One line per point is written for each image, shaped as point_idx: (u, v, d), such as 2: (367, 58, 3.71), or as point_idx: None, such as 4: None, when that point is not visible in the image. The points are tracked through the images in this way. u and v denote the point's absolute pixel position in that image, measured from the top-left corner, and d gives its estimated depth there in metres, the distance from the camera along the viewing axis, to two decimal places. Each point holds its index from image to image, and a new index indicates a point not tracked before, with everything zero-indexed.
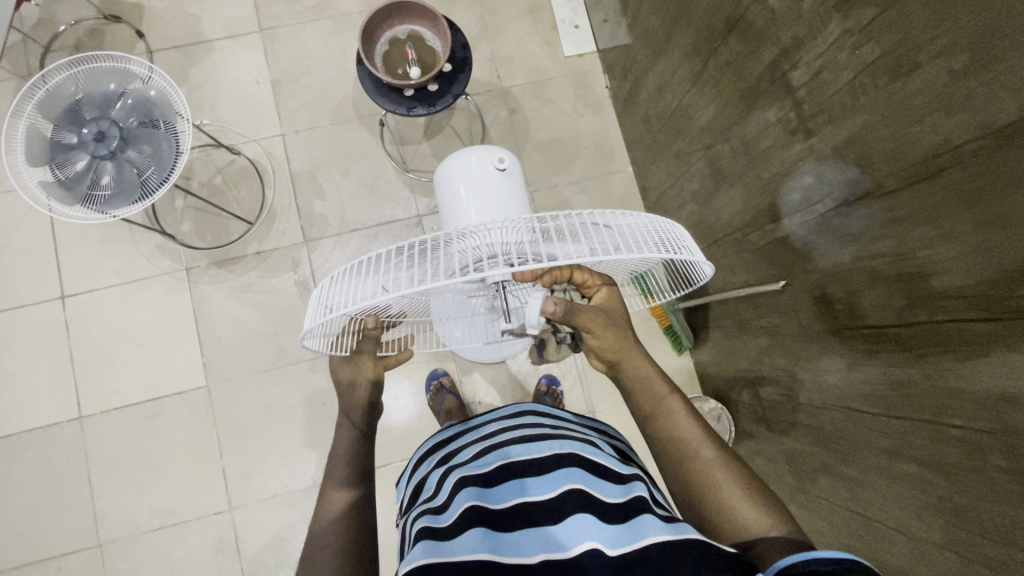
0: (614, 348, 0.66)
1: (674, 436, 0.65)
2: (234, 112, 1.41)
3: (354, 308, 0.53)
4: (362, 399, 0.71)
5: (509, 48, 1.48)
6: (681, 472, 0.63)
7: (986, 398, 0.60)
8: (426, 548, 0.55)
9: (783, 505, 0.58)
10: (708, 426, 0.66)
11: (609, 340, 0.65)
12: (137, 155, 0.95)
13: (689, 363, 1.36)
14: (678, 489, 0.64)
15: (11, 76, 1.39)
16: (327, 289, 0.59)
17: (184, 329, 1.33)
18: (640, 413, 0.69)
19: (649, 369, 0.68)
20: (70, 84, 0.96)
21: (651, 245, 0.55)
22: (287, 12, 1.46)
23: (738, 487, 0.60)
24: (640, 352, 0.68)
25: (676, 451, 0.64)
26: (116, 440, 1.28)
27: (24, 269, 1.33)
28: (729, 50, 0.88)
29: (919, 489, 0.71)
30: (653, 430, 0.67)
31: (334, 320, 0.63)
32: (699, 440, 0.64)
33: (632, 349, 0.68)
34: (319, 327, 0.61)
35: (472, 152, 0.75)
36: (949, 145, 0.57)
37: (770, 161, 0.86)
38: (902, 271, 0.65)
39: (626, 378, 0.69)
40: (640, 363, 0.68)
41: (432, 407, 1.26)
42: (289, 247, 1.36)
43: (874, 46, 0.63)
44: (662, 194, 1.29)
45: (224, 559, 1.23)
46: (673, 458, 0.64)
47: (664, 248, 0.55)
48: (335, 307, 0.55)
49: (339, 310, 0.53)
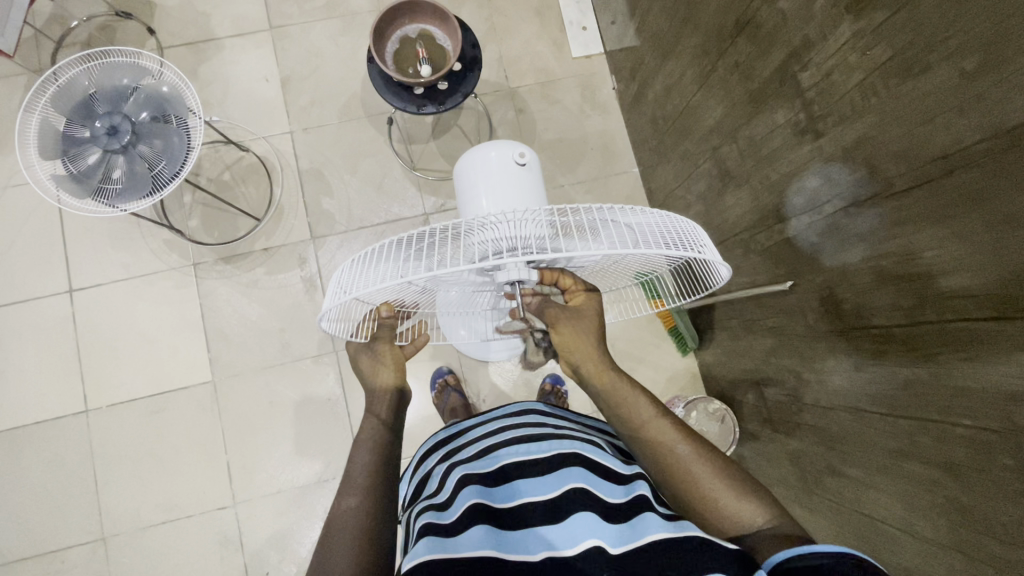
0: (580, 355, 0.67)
1: (650, 439, 0.64)
2: (243, 110, 1.42)
3: (370, 290, 0.54)
4: (387, 383, 0.71)
5: (518, 48, 1.49)
6: (663, 471, 0.62)
7: (993, 397, 0.60)
8: (429, 544, 0.55)
9: (770, 494, 0.58)
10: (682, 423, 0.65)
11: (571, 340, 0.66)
12: (148, 149, 0.96)
13: (694, 364, 1.36)
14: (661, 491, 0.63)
15: (22, 71, 1.40)
16: (344, 273, 0.60)
17: (190, 324, 1.33)
18: (613, 419, 0.68)
19: (612, 377, 0.67)
20: (84, 78, 0.96)
21: (668, 244, 0.55)
22: (297, 10, 1.47)
23: (724, 480, 0.59)
24: (602, 360, 0.68)
25: (653, 457, 0.63)
26: (121, 434, 1.28)
27: (32, 262, 1.33)
28: (738, 51, 0.89)
29: (926, 488, 0.71)
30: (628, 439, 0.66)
31: (351, 302, 0.64)
32: (675, 439, 0.63)
33: (593, 355, 0.68)
34: (336, 309, 0.62)
35: (492, 147, 0.76)
36: (959, 145, 0.57)
37: (778, 161, 0.86)
38: (911, 271, 0.66)
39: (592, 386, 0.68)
40: (603, 372, 0.68)
41: (437, 405, 1.26)
42: (296, 244, 1.37)
43: (885, 47, 0.63)
44: (670, 194, 1.29)
45: (227, 554, 1.23)
46: (653, 459, 0.63)
47: (681, 248, 0.55)
48: (352, 291, 0.56)
49: (356, 292, 0.54)
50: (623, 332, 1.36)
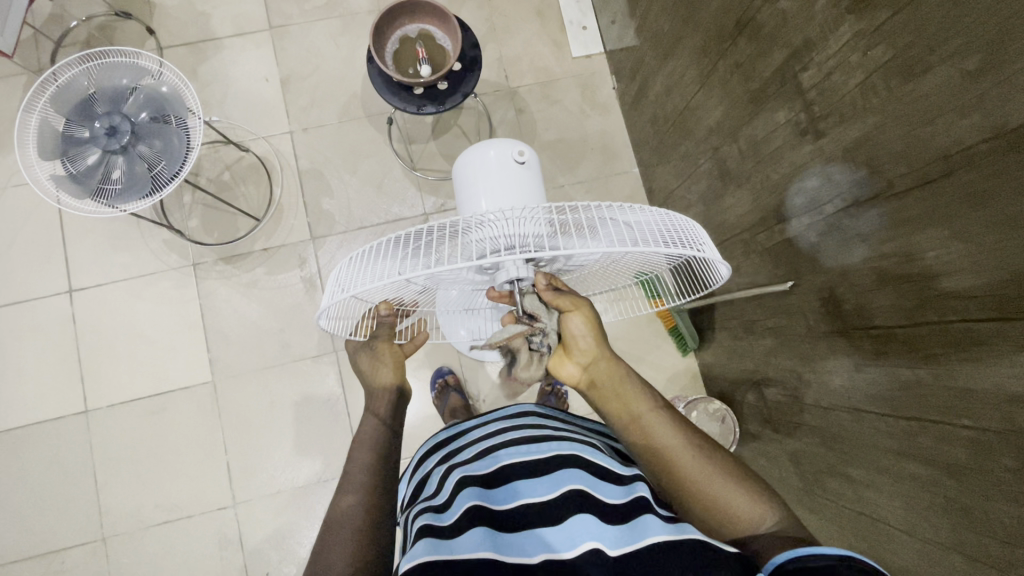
0: (594, 346, 0.66)
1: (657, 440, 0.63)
2: (243, 109, 1.42)
3: (369, 287, 0.54)
4: (387, 381, 0.72)
5: (518, 48, 1.49)
6: (668, 472, 0.61)
7: (994, 398, 0.60)
8: (427, 545, 0.55)
9: (774, 496, 0.58)
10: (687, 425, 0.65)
11: (589, 325, 0.65)
12: (148, 149, 0.96)
13: (694, 364, 1.36)
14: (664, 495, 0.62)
15: (22, 71, 1.40)
16: (342, 273, 0.60)
17: (190, 324, 1.33)
18: (617, 419, 0.67)
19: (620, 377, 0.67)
20: (83, 78, 0.96)
21: (667, 242, 0.55)
22: (296, 10, 1.47)
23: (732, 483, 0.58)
24: (610, 359, 0.67)
25: (658, 459, 0.62)
26: (121, 435, 1.28)
27: (32, 262, 1.33)
28: (739, 51, 0.89)
29: (927, 489, 0.71)
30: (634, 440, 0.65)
31: (350, 301, 0.64)
32: (682, 441, 0.62)
33: (601, 354, 0.67)
34: (335, 307, 0.62)
35: (492, 146, 0.75)
36: (961, 145, 0.57)
37: (779, 161, 0.86)
38: (912, 272, 0.66)
39: (599, 386, 0.68)
40: (611, 371, 0.67)
41: (437, 405, 1.26)
42: (295, 244, 1.37)
43: (886, 47, 0.63)
44: (670, 194, 1.29)
45: (227, 554, 1.23)
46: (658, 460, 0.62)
47: (680, 246, 0.56)
48: (352, 289, 0.56)
49: (354, 290, 0.54)
50: (623, 332, 1.36)
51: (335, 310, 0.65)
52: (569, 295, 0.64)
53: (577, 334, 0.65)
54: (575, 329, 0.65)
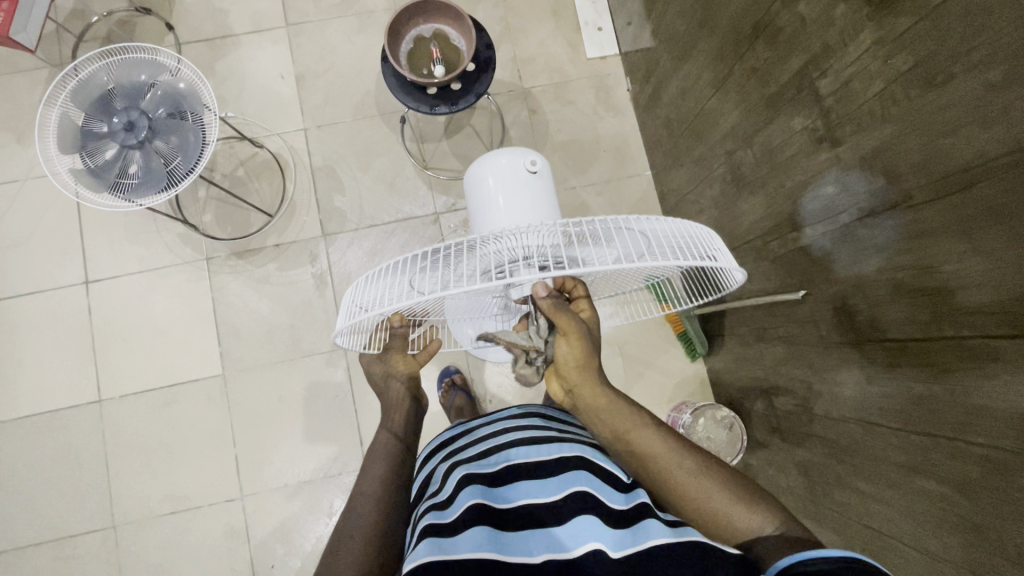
0: (578, 370, 0.65)
1: (649, 454, 0.62)
2: (258, 106, 1.43)
3: (389, 309, 0.53)
4: (400, 394, 0.72)
5: (532, 48, 1.48)
6: (662, 486, 0.61)
7: (1009, 416, 0.59)
8: (430, 546, 0.54)
9: (776, 501, 0.57)
10: (679, 437, 0.64)
11: (577, 351, 0.63)
12: (164, 145, 0.97)
13: (702, 371, 1.35)
14: (661, 503, 0.62)
15: (44, 65, 1.42)
16: (360, 292, 0.60)
17: (202, 317, 1.35)
18: (605, 435, 0.66)
19: (604, 399, 0.65)
20: (103, 74, 0.97)
21: (681, 254, 0.55)
22: (313, 8, 1.48)
23: (727, 491, 0.58)
24: (597, 381, 0.65)
25: (651, 472, 0.62)
26: (133, 424, 1.30)
27: (49, 253, 1.36)
28: (755, 56, 0.88)
29: (938, 506, 0.70)
30: (623, 453, 0.64)
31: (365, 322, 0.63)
32: (677, 454, 0.61)
33: (589, 377, 0.65)
34: (353, 327, 0.62)
35: (503, 154, 0.76)
36: (982, 158, 0.56)
37: (794, 168, 0.85)
38: (928, 286, 0.65)
39: (582, 405, 0.66)
40: (596, 394, 0.65)
41: (443, 403, 1.27)
42: (307, 241, 1.38)
43: (907, 55, 0.62)
44: (682, 198, 1.28)
45: (234, 545, 1.25)
46: (652, 475, 0.62)
47: (696, 256, 0.55)
48: (369, 309, 0.56)
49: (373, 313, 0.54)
50: (632, 335, 1.36)
51: (354, 329, 0.64)
52: (565, 318, 0.61)
53: (564, 361, 0.64)
54: (562, 356, 0.64)
